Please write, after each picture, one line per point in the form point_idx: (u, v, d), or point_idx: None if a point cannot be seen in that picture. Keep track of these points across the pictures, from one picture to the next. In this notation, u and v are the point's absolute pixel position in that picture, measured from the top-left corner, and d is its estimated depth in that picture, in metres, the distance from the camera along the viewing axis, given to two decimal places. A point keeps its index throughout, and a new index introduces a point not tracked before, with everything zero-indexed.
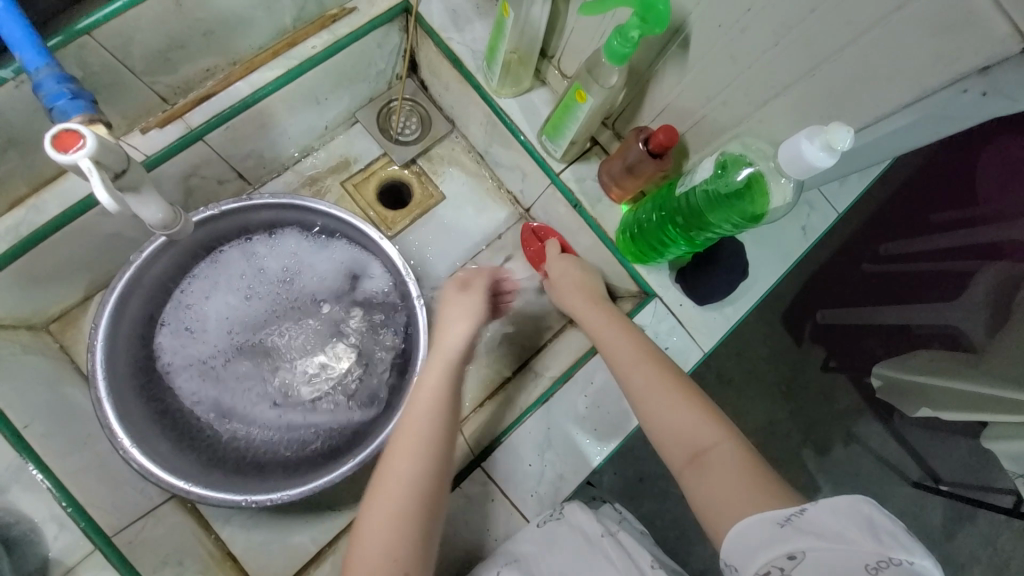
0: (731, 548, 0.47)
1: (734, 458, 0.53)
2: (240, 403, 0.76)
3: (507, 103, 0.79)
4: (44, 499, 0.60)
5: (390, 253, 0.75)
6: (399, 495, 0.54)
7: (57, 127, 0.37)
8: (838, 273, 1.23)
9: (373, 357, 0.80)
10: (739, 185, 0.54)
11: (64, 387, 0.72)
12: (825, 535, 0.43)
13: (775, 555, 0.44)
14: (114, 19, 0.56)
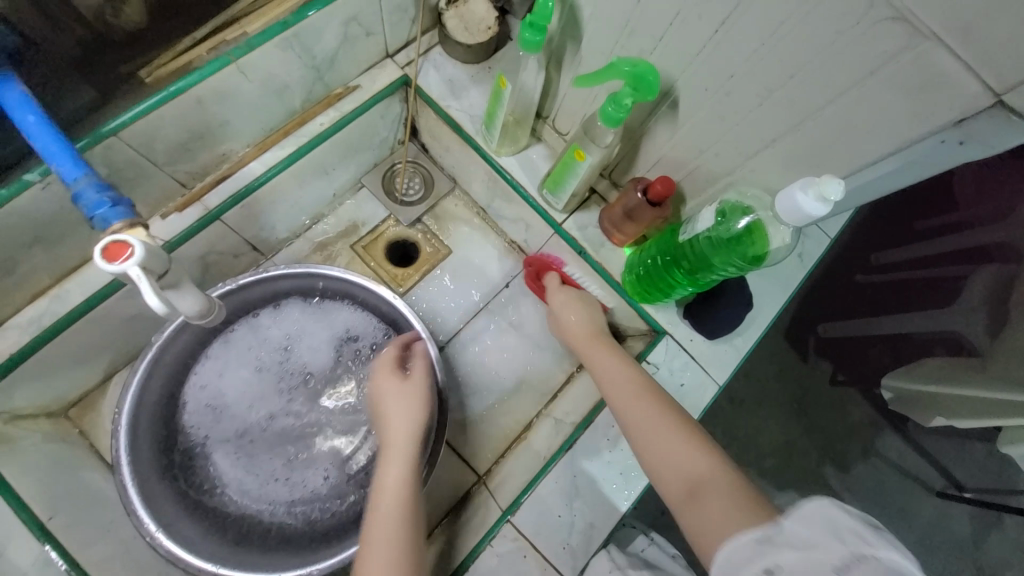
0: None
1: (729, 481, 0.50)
2: (263, 478, 0.75)
3: (507, 161, 0.84)
4: None
5: (406, 314, 0.77)
6: None
7: (108, 240, 0.40)
8: (837, 288, 1.26)
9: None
10: (738, 233, 0.57)
11: (85, 475, 0.71)
12: (795, 547, 0.39)
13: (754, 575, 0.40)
14: (138, 120, 0.59)
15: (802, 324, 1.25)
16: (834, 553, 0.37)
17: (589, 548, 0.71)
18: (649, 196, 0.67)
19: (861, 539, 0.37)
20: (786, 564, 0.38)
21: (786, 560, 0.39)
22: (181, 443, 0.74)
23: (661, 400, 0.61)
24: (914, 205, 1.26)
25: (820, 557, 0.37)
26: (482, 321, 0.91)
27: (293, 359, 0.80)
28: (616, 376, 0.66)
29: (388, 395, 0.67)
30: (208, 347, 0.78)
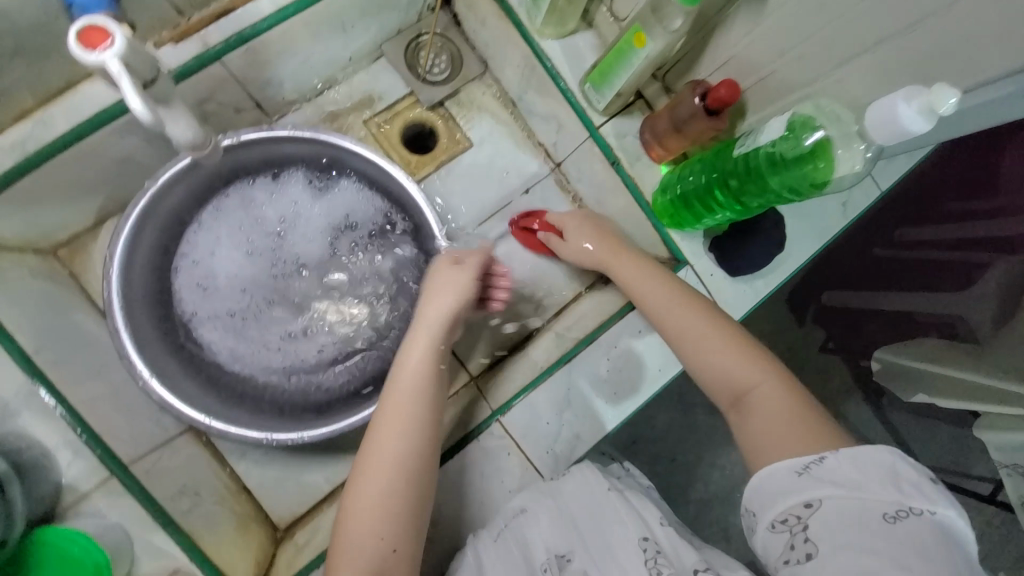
0: (753, 494, 0.49)
1: (780, 398, 0.55)
2: (260, 348, 0.74)
3: (549, 45, 0.74)
4: (57, 428, 0.59)
5: (416, 198, 0.71)
6: (388, 470, 0.56)
7: (82, 24, 0.41)
8: (854, 262, 1.11)
9: (393, 304, 0.78)
10: (803, 152, 0.50)
11: (76, 316, 0.70)
12: (839, 485, 0.45)
13: (793, 502, 0.46)
14: None
15: (808, 285, 1.17)
16: (883, 497, 0.43)
17: (571, 457, 0.73)
18: (708, 103, 0.59)
19: (907, 483, 0.43)
20: (827, 498, 0.45)
21: (828, 494, 0.45)
22: (177, 304, 0.72)
23: (714, 312, 0.63)
24: (957, 164, 1.02)
25: (866, 498, 0.44)
26: (494, 226, 0.86)
27: (288, 240, 0.76)
28: (646, 292, 0.69)
29: (435, 296, 0.67)
30: (200, 214, 0.73)
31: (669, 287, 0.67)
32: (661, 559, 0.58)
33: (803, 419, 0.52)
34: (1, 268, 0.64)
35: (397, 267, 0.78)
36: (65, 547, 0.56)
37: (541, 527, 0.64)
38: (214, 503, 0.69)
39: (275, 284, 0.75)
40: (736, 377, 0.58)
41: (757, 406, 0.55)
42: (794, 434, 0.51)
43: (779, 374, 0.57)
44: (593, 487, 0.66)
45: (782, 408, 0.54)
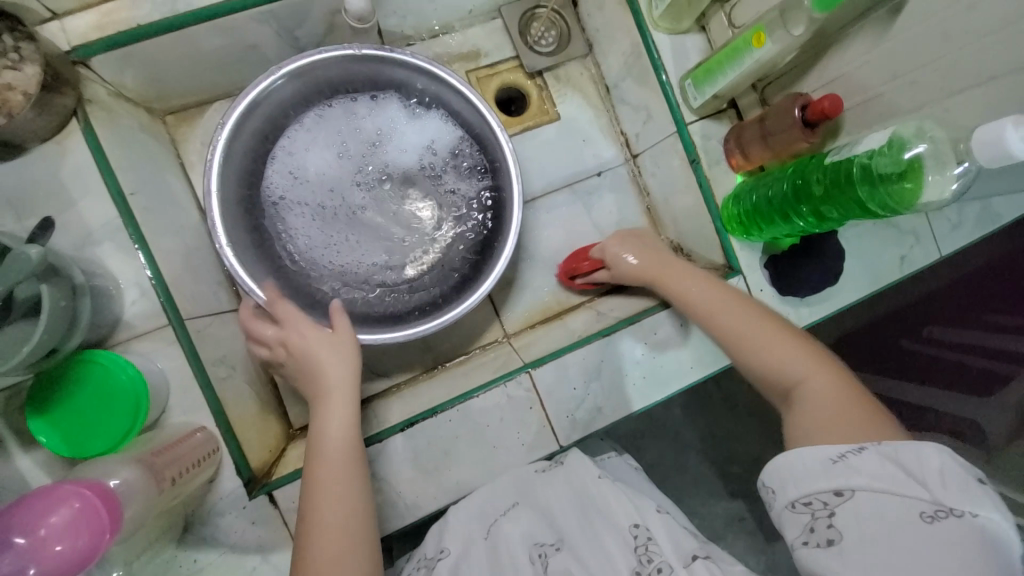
0: (775, 471, 0.51)
1: (827, 392, 0.54)
2: (329, 251, 0.76)
3: (660, 38, 0.77)
4: (133, 266, 0.63)
5: (505, 146, 0.75)
6: (331, 542, 0.54)
7: None
8: (877, 347, 1.13)
9: (460, 239, 0.80)
10: (897, 169, 0.52)
11: (168, 176, 0.74)
12: (872, 478, 0.46)
13: (822, 489, 0.48)
14: None
15: (829, 358, 1.16)
16: (922, 496, 0.44)
17: (588, 426, 0.74)
18: (807, 115, 0.62)
19: (956, 486, 0.44)
20: (860, 489, 0.46)
21: (862, 485, 0.46)
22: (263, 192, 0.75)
23: (785, 330, 0.60)
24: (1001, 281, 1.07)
25: (901, 495, 0.45)
26: (561, 198, 0.90)
27: (375, 158, 0.78)
28: (699, 289, 0.67)
29: (328, 356, 0.64)
30: (305, 111, 0.76)
31: (748, 315, 0.63)
32: (654, 543, 0.62)
33: (864, 408, 0.52)
34: (119, 114, 0.69)
35: (468, 210, 0.80)
36: (107, 377, 0.56)
37: (526, 523, 0.67)
38: (245, 382, 0.72)
39: (354, 195, 0.77)
40: (786, 374, 0.57)
41: (809, 405, 0.54)
42: (862, 424, 0.51)
43: (826, 367, 0.57)
44: (580, 479, 0.70)
45: (838, 401, 0.53)
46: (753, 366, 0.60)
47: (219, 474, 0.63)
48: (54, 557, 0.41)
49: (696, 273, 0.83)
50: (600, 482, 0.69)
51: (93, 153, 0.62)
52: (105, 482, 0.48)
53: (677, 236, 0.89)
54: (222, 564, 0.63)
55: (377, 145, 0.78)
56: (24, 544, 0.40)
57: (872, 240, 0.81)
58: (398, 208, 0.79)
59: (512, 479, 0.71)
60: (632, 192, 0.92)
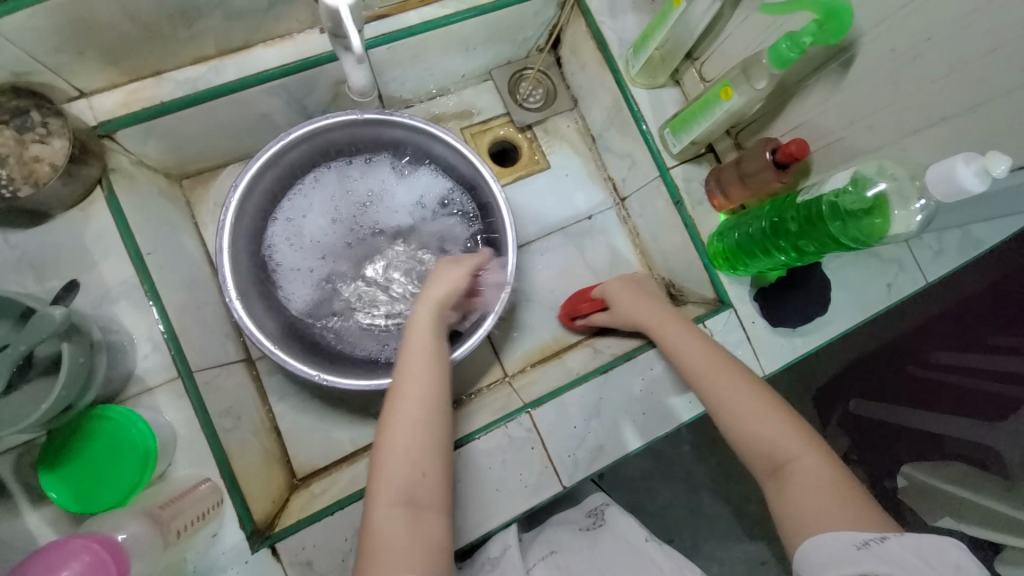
0: (804, 560, 0.48)
1: (819, 470, 0.52)
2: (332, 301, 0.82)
3: (638, 92, 0.84)
4: (147, 321, 0.66)
5: (493, 188, 0.78)
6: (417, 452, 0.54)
7: None
8: (877, 369, 1.13)
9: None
10: (864, 205, 0.56)
11: (182, 235, 0.78)
12: (900, 566, 0.43)
13: (849, 575, 0.45)
14: None
15: (834, 387, 1.14)
16: None
17: (591, 466, 0.74)
18: (778, 157, 0.67)
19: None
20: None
21: (890, 572, 0.43)
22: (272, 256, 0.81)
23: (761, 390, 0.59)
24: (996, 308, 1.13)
25: None
26: (555, 241, 0.94)
27: (371, 216, 0.85)
28: (683, 340, 0.66)
29: (442, 277, 0.67)
30: (307, 174, 0.82)
31: (722, 373, 0.61)
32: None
33: (842, 493, 0.50)
34: (140, 181, 0.74)
35: (463, 254, 0.86)
36: (120, 433, 0.58)
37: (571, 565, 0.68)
38: (250, 432, 0.73)
39: (356, 250, 0.84)
40: (776, 446, 0.55)
41: (800, 480, 0.52)
42: (839, 512, 0.49)
43: (811, 439, 0.55)
44: (625, 539, 0.72)
45: (823, 484, 0.51)
46: (738, 438, 0.58)
47: (223, 527, 0.63)
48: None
49: (689, 308, 0.86)
50: (645, 545, 0.71)
51: (114, 218, 0.67)
52: (113, 536, 0.49)
53: (669, 273, 0.92)
54: None
55: (371, 205, 0.85)
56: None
57: (857, 270, 0.84)
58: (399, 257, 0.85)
59: (552, 536, 0.74)
60: (623, 232, 0.96)
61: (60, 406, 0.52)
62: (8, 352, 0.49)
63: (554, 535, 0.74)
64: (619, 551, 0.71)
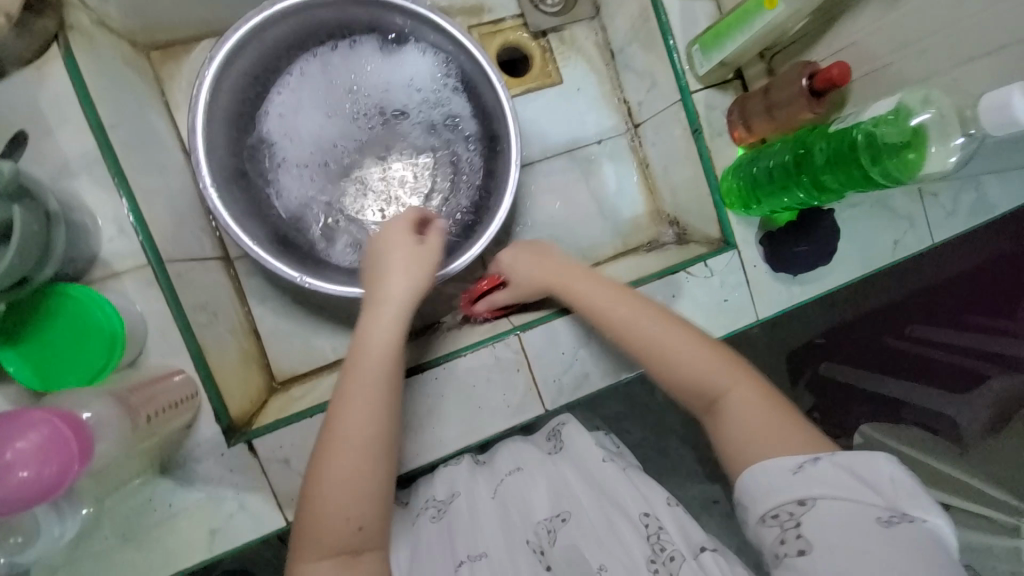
0: (744, 488, 0.51)
1: (751, 403, 0.55)
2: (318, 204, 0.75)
3: (669, 1, 0.75)
4: (111, 201, 0.60)
5: (491, 76, 0.72)
6: (353, 459, 0.54)
7: None
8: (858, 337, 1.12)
9: (458, 183, 0.78)
10: (903, 138, 0.52)
11: (151, 113, 0.70)
12: (830, 484, 0.47)
13: (786, 500, 0.48)
14: None
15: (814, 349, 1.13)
16: (878, 502, 0.45)
17: (575, 392, 0.74)
18: (816, 82, 0.62)
19: (906, 492, 0.45)
20: (821, 498, 0.46)
21: (823, 493, 0.47)
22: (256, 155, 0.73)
23: (687, 329, 0.61)
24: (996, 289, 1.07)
25: (864, 501, 0.45)
26: (559, 164, 0.88)
27: (362, 113, 0.76)
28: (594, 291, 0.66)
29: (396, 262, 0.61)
30: (291, 59, 0.74)
31: (643, 317, 0.62)
32: (665, 530, 0.62)
33: (780, 421, 0.53)
34: (101, 43, 0.65)
35: (461, 164, 0.78)
36: (82, 314, 0.54)
37: (533, 492, 0.70)
38: (227, 330, 0.70)
39: (347, 150, 0.76)
40: (706, 385, 0.57)
41: (735, 412, 0.55)
42: (767, 435, 0.52)
43: (743, 372, 0.57)
44: (590, 463, 0.71)
45: (758, 416, 0.54)
46: (669, 380, 0.59)
47: (198, 420, 0.62)
48: (13, 480, 0.39)
49: (691, 246, 0.83)
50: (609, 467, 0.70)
51: (70, 80, 0.59)
52: (77, 413, 0.46)
53: (674, 209, 0.88)
54: (198, 509, 0.63)
55: (361, 99, 0.76)
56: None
57: (867, 223, 0.82)
58: (394, 158, 0.77)
59: (513, 454, 0.75)
60: (631, 162, 0.90)
61: (13, 277, 0.47)
62: None
63: (517, 450, 0.75)
64: (579, 472, 0.71)
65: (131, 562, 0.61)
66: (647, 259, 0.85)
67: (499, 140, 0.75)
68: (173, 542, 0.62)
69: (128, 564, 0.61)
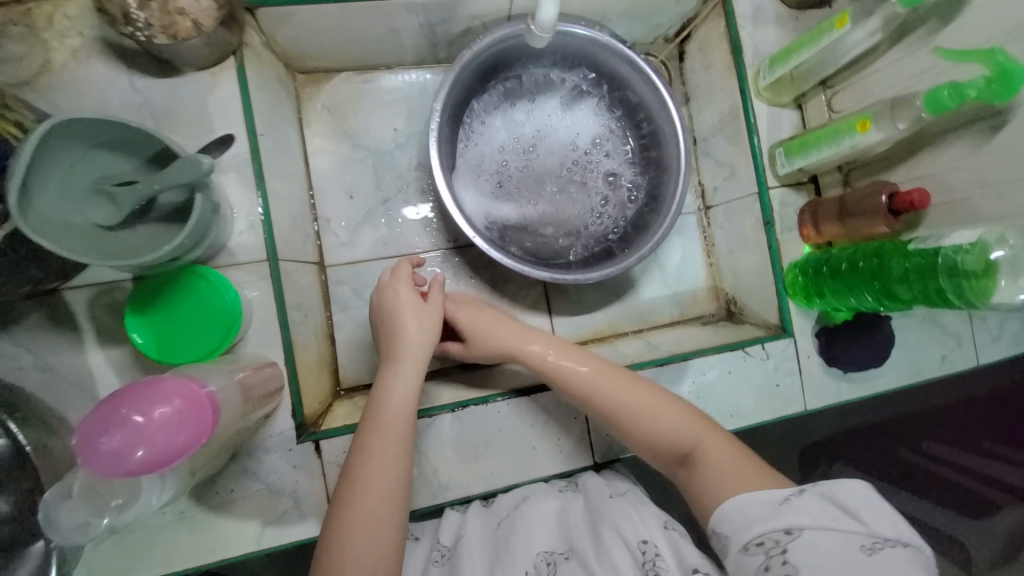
0: (723, 517, 0.50)
1: (724, 451, 0.55)
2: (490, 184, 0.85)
3: (759, 106, 0.84)
4: (249, 199, 0.67)
5: (673, 121, 0.80)
6: (372, 507, 0.53)
7: None
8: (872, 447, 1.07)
9: (615, 209, 0.88)
10: (979, 266, 0.59)
11: (288, 127, 0.79)
12: (816, 516, 0.46)
13: (771, 528, 0.47)
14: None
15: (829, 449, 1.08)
16: (859, 529, 0.45)
17: (625, 449, 0.76)
18: (894, 203, 0.68)
19: (884, 517, 0.45)
20: (807, 528, 0.45)
21: (809, 523, 0.46)
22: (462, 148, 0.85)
23: (670, 395, 0.61)
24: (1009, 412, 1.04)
25: (843, 530, 0.45)
26: None
27: (553, 134, 0.88)
28: (579, 366, 0.64)
29: (407, 319, 0.64)
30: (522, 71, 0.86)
31: (656, 396, 0.60)
32: (660, 560, 0.55)
33: (752, 471, 0.52)
34: (265, 62, 0.74)
35: (612, 200, 0.88)
36: (210, 294, 0.59)
37: (536, 531, 0.63)
38: (311, 331, 0.74)
39: (534, 162, 0.87)
40: (683, 437, 0.57)
41: (705, 464, 0.54)
42: (738, 471, 0.52)
43: (715, 428, 0.58)
44: (595, 499, 0.65)
45: (728, 465, 0.53)
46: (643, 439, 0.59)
47: (276, 412, 0.66)
48: (160, 440, 0.41)
49: (749, 328, 0.87)
50: (614, 500, 0.64)
51: (240, 91, 0.67)
52: (210, 387, 0.49)
53: (734, 289, 0.93)
54: (257, 499, 0.65)
55: (556, 126, 0.88)
56: (137, 423, 0.41)
57: (917, 335, 0.85)
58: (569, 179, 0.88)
59: (523, 488, 0.70)
60: (697, 239, 0.96)
61: (172, 253, 0.53)
62: (140, 188, 0.50)
63: (515, 489, 0.71)
64: (584, 512, 0.65)
65: (181, 542, 0.63)
66: (704, 333, 0.89)
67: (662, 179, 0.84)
68: (225, 528, 0.64)
69: (177, 542, 0.63)
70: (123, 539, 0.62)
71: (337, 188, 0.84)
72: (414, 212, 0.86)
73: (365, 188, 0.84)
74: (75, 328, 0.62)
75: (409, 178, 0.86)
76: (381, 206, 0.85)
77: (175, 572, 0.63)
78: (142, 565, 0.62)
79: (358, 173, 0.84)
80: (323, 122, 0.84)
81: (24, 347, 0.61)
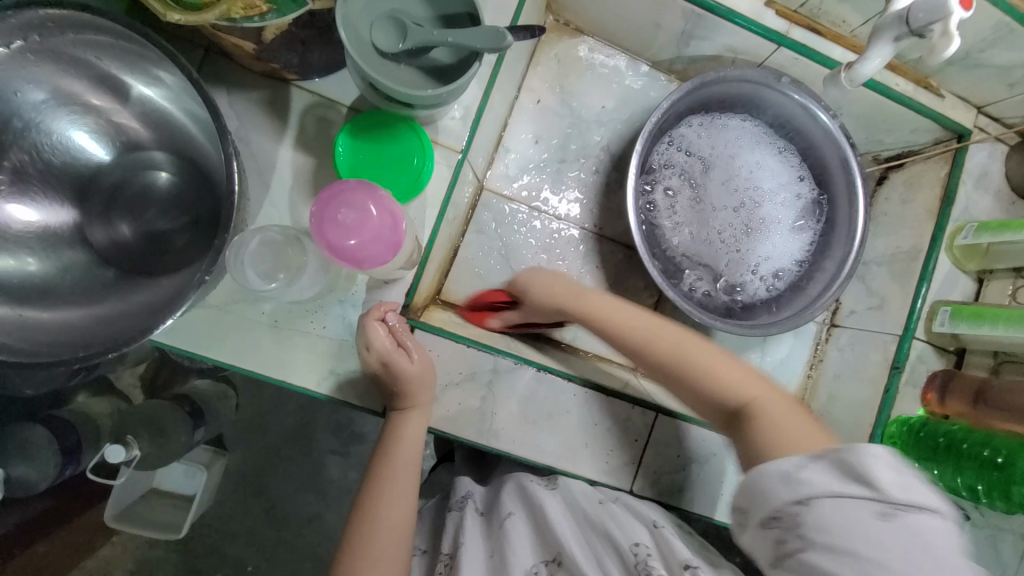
0: (741, 499, 0.47)
1: (766, 408, 0.51)
2: (672, 195, 0.86)
3: (942, 258, 0.83)
4: (475, 96, 0.70)
5: (856, 229, 0.81)
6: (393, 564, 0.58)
7: None
8: None
9: (751, 276, 0.86)
10: None
11: (522, 55, 0.82)
12: (828, 483, 0.41)
13: (782, 501, 0.43)
14: (806, 57, 0.79)
15: None
16: (880, 495, 0.40)
17: (661, 496, 0.74)
18: None
19: (917, 483, 0.40)
20: (819, 497, 0.41)
21: (820, 491, 0.41)
22: (659, 151, 0.85)
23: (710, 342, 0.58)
24: None
25: (862, 499, 0.40)
26: None
27: (749, 181, 0.87)
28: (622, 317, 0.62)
29: (409, 379, 0.63)
30: (750, 115, 0.87)
31: (689, 340, 0.58)
32: (653, 560, 0.57)
33: (788, 422, 0.49)
34: None
35: (762, 271, 0.86)
36: (416, 157, 0.64)
37: (526, 535, 0.63)
38: (449, 233, 0.77)
39: (710, 194, 0.86)
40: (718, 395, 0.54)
41: (755, 412, 0.51)
42: (786, 430, 0.48)
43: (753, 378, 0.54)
44: (578, 504, 0.65)
45: (771, 422, 0.49)
46: (688, 393, 0.57)
47: (396, 283, 0.69)
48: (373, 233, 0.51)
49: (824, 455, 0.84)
50: (607, 508, 0.64)
51: (516, 5, 0.72)
52: (376, 203, 0.51)
53: (822, 412, 0.90)
54: (340, 347, 0.67)
55: (755, 176, 0.87)
56: (368, 215, 0.51)
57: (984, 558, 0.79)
58: (732, 225, 0.86)
59: (511, 489, 0.69)
60: (808, 349, 0.95)
61: (424, 101, 0.56)
62: (435, 33, 0.54)
63: (514, 490, 0.68)
64: (571, 520, 0.64)
65: (262, 347, 0.65)
66: None
67: (810, 285, 0.84)
68: (304, 356, 0.66)
69: (257, 344, 0.65)
70: (217, 316, 0.64)
71: (529, 129, 0.87)
72: (579, 184, 0.88)
73: (550, 141, 0.87)
74: (282, 122, 0.66)
75: (591, 154, 0.88)
76: (554, 164, 0.87)
77: (241, 368, 0.65)
78: (220, 347, 0.64)
79: (553, 125, 0.87)
80: (548, 68, 0.88)
81: (235, 114, 0.65)
